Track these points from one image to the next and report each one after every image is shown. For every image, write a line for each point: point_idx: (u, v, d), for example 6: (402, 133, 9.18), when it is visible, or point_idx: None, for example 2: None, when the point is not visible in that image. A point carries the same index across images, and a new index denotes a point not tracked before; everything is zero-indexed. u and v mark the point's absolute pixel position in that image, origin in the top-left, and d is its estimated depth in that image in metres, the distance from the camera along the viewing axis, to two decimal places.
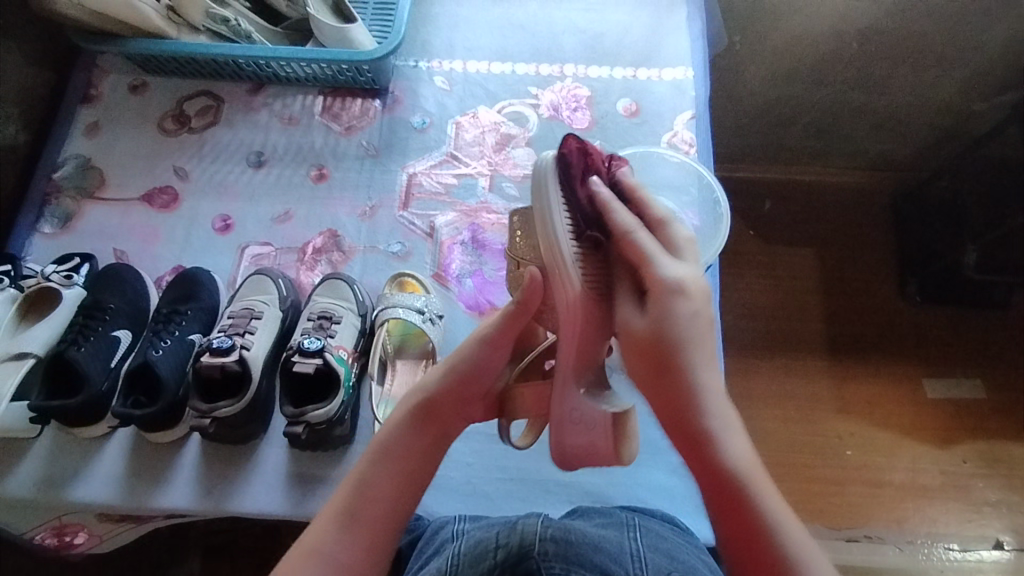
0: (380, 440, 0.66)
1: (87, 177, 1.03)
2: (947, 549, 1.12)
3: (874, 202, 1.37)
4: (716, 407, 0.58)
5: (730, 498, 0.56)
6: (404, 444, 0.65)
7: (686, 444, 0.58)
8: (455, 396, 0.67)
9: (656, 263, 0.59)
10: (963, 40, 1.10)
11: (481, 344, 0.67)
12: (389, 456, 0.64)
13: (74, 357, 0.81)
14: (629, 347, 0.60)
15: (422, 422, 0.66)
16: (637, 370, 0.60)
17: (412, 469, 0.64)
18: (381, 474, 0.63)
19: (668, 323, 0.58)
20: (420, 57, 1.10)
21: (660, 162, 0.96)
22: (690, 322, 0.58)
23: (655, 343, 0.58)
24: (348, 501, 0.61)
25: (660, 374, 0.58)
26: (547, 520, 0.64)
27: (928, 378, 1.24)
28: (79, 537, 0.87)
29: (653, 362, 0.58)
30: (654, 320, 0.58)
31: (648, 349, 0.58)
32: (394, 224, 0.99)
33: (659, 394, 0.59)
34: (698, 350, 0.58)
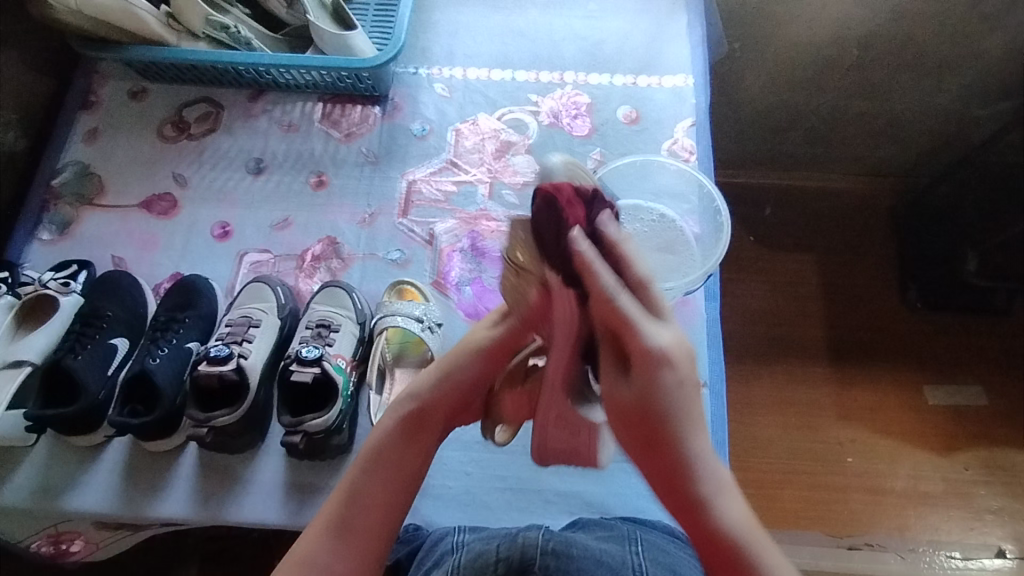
0: (369, 445, 0.65)
1: (87, 184, 1.02)
2: (948, 557, 1.11)
3: (875, 208, 1.36)
4: (706, 473, 0.55)
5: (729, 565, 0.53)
6: (394, 450, 0.64)
7: (682, 513, 0.55)
8: (447, 403, 0.67)
9: (639, 330, 0.55)
10: (964, 47, 1.10)
11: (480, 355, 0.66)
12: (381, 465, 0.63)
13: (71, 366, 0.80)
14: (615, 413, 0.57)
15: (415, 431, 0.65)
16: (624, 436, 0.57)
17: (405, 477, 0.63)
18: (372, 483, 0.62)
19: (649, 384, 0.55)
20: (420, 64, 1.10)
21: (659, 170, 0.97)
22: (673, 390, 0.54)
23: (638, 409, 0.55)
24: (342, 510, 0.60)
25: (647, 444, 0.56)
26: (548, 534, 0.64)
27: (929, 385, 1.23)
28: (75, 545, 0.88)
29: (635, 428, 0.56)
30: (636, 386, 0.55)
31: (630, 416, 0.55)
32: (394, 231, 0.98)
33: (649, 464, 0.57)
34: (682, 419, 0.55)
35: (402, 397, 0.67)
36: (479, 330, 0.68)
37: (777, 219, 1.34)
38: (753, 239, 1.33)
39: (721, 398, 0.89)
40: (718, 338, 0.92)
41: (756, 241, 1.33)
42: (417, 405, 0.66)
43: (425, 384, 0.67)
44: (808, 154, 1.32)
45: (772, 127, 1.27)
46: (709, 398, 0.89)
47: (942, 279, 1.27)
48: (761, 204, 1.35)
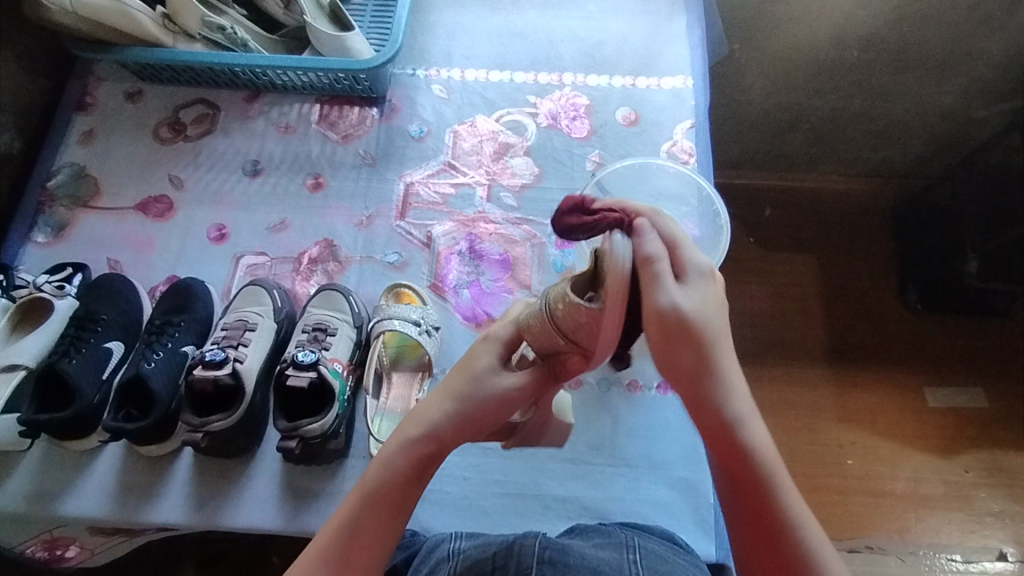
0: (368, 482, 0.61)
1: (82, 185, 1.02)
2: (949, 559, 1.10)
3: (874, 210, 1.35)
4: (736, 396, 0.58)
5: (751, 481, 0.57)
6: (399, 488, 0.61)
7: (709, 430, 0.58)
8: (461, 439, 0.63)
9: (660, 287, 0.55)
10: (964, 49, 1.09)
11: (503, 401, 0.63)
12: (381, 500, 0.60)
13: (66, 369, 0.80)
14: (657, 332, 0.57)
15: (426, 470, 0.62)
16: (659, 351, 0.58)
17: (405, 511, 0.61)
18: (373, 519, 0.59)
19: (701, 307, 0.56)
20: (418, 65, 1.09)
21: (658, 173, 0.96)
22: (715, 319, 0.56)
23: (688, 328, 0.56)
24: (337, 539, 0.59)
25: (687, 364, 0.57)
26: (545, 541, 0.64)
27: (930, 387, 1.23)
28: (71, 550, 0.86)
29: (680, 346, 0.56)
30: (691, 307, 0.56)
31: (678, 334, 0.56)
32: (391, 234, 0.98)
33: (680, 377, 0.58)
34: (720, 340, 0.57)
35: (410, 433, 0.63)
36: (493, 373, 0.63)
37: (776, 220, 1.34)
38: (752, 240, 1.32)
39: None
40: None
41: (755, 242, 1.32)
42: (434, 448, 0.62)
43: (442, 425, 0.62)
44: (807, 155, 1.32)
45: (771, 128, 1.27)
46: None
47: (940, 281, 1.24)
48: (760, 205, 1.35)
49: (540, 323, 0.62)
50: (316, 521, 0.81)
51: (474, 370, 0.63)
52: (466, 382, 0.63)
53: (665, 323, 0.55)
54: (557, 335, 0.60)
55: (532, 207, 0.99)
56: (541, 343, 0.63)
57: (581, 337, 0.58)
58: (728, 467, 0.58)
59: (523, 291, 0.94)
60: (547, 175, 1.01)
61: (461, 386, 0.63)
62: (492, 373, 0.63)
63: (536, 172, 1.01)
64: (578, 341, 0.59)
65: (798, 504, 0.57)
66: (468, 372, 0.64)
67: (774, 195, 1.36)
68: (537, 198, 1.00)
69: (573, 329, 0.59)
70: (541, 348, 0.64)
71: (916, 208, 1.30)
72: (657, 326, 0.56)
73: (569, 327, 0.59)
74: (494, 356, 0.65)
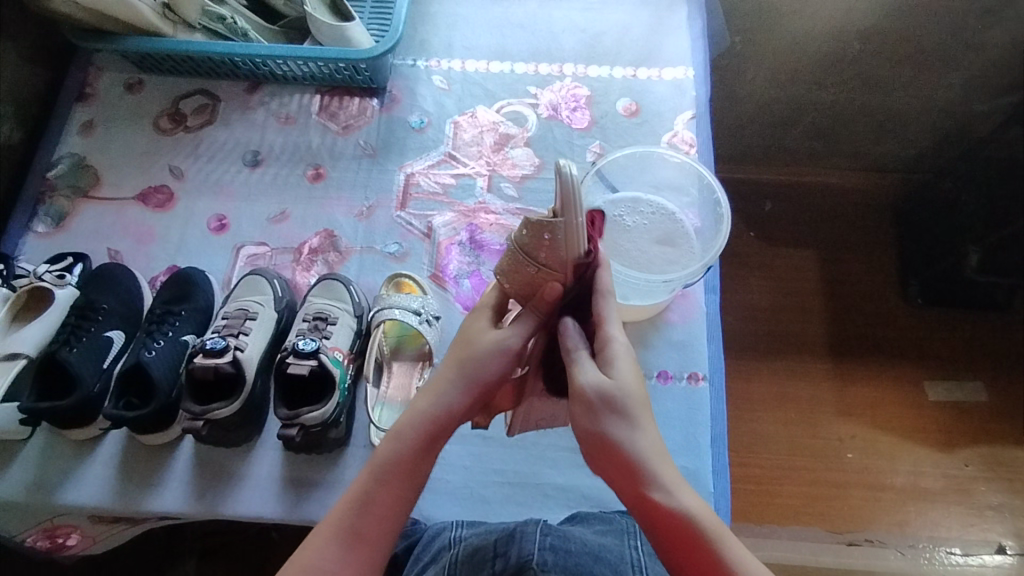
0: (379, 454, 0.62)
1: (82, 176, 1.02)
2: (948, 553, 1.10)
3: (875, 205, 1.35)
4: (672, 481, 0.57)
5: (681, 536, 0.55)
6: (411, 460, 0.62)
7: (636, 503, 0.57)
8: (468, 406, 0.64)
9: (607, 327, 0.62)
10: (964, 43, 1.10)
11: (500, 356, 0.63)
12: (394, 471, 0.61)
13: (67, 358, 0.80)
14: (585, 428, 0.59)
15: (436, 441, 0.63)
16: (586, 440, 0.59)
17: (418, 482, 0.62)
18: (387, 491, 0.61)
19: (625, 387, 0.59)
20: (419, 56, 1.09)
21: (659, 162, 0.95)
22: (632, 381, 0.59)
23: (614, 407, 0.58)
24: (349, 515, 0.60)
25: (617, 456, 0.57)
26: (546, 529, 0.64)
27: (930, 380, 1.23)
28: (71, 539, 0.86)
29: (606, 425, 0.58)
30: (614, 384, 0.58)
31: (602, 417, 0.58)
32: (391, 224, 0.98)
33: (617, 469, 0.58)
34: (643, 419, 0.58)
35: (420, 405, 0.64)
36: (486, 332, 0.65)
37: (778, 215, 1.34)
38: (754, 235, 1.33)
39: (720, 391, 0.89)
40: (717, 330, 0.92)
41: (755, 236, 1.33)
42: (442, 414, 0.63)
43: (448, 391, 0.63)
44: (809, 148, 1.30)
45: (771, 122, 1.26)
46: (709, 391, 0.88)
47: (941, 274, 1.26)
48: (761, 198, 1.34)
49: (511, 262, 0.63)
50: (317, 509, 0.81)
51: (469, 335, 0.65)
52: (465, 348, 0.64)
53: (588, 400, 0.58)
54: (531, 263, 0.61)
55: (532, 198, 0.99)
56: (517, 286, 0.63)
57: (549, 257, 0.60)
58: (665, 536, 0.55)
59: None
60: (547, 165, 1.01)
61: (460, 350, 0.65)
62: (481, 333, 0.65)
63: (536, 163, 1.01)
64: (548, 262, 0.60)
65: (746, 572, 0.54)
66: (466, 337, 0.65)
67: (775, 189, 1.34)
68: (537, 188, 1.00)
69: (540, 251, 0.60)
70: (525, 294, 0.64)
71: (916, 201, 1.29)
72: (581, 409, 0.59)
73: (534, 250, 0.60)
74: (484, 323, 0.66)
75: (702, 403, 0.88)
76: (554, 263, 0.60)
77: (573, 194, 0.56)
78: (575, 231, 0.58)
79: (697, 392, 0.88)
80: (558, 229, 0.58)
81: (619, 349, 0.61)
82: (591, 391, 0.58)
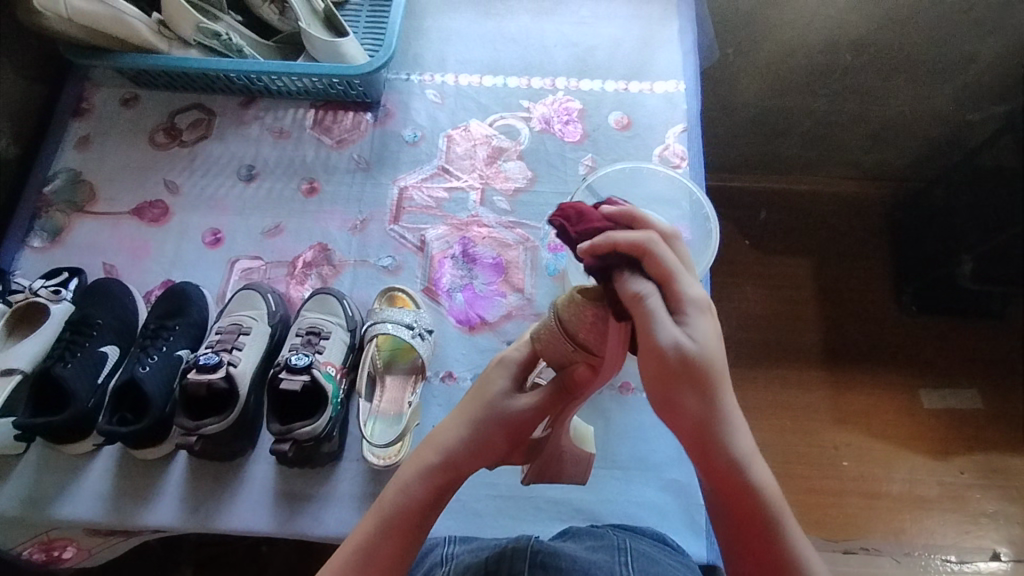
0: (386, 507, 0.63)
1: (78, 190, 1.03)
2: (944, 560, 1.10)
3: (868, 214, 1.36)
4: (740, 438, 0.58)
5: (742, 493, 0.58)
6: (417, 512, 0.63)
7: (709, 462, 0.58)
8: (476, 464, 0.65)
9: (679, 280, 0.56)
10: (955, 55, 1.11)
11: (517, 423, 0.64)
12: (398, 524, 0.62)
13: (61, 374, 0.80)
14: (658, 390, 0.56)
15: (441, 499, 0.64)
16: (657, 393, 0.57)
17: (421, 534, 0.63)
18: (390, 546, 0.61)
19: (709, 352, 0.55)
20: (412, 70, 1.10)
21: (649, 177, 0.96)
22: (713, 341, 0.56)
23: (693, 371, 0.54)
24: (352, 564, 0.60)
25: (690, 420, 0.56)
26: (537, 545, 0.65)
27: (925, 388, 1.23)
28: (68, 551, 0.87)
29: (681, 393, 0.55)
30: (694, 346, 0.54)
31: (681, 384, 0.55)
32: (385, 238, 0.98)
33: (686, 427, 0.57)
34: (720, 378, 0.56)
35: (428, 459, 0.64)
36: (508, 393, 0.65)
37: (771, 223, 1.35)
38: (748, 243, 1.33)
39: None
40: None
41: (750, 244, 1.33)
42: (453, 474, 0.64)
43: (457, 447, 0.64)
44: (801, 157, 1.32)
45: (763, 131, 1.28)
46: None
47: (936, 283, 1.25)
48: (755, 207, 1.36)
49: (550, 331, 0.64)
50: (310, 523, 0.81)
51: (489, 395, 0.65)
52: (482, 406, 0.65)
53: (666, 363, 0.54)
54: (568, 340, 0.62)
55: (524, 211, 1.00)
56: (549, 354, 0.65)
57: (591, 338, 0.61)
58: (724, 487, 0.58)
59: (516, 295, 0.95)
60: (540, 178, 1.02)
61: (478, 404, 0.65)
62: (504, 394, 0.66)
63: (529, 176, 1.02)
64: (586, 343, 0.61)
65: (796, 535, 0.59)
66: (485, 394, 0.66)
67: (771, 197, 1.36)
68: (530, 202, 1.00)
69: (581, 331, 0.61)
70: (557, 362, 0.65)
71: (909, 209, 1.30)
72: (658, 370, 0.55)
73: (578, 330, 0.61)
74: (505, 377, 0.67)
75: None
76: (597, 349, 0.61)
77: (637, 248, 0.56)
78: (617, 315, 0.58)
79: None
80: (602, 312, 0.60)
81: (696, 304, 0.56)
82: (672, 355, 0.54)
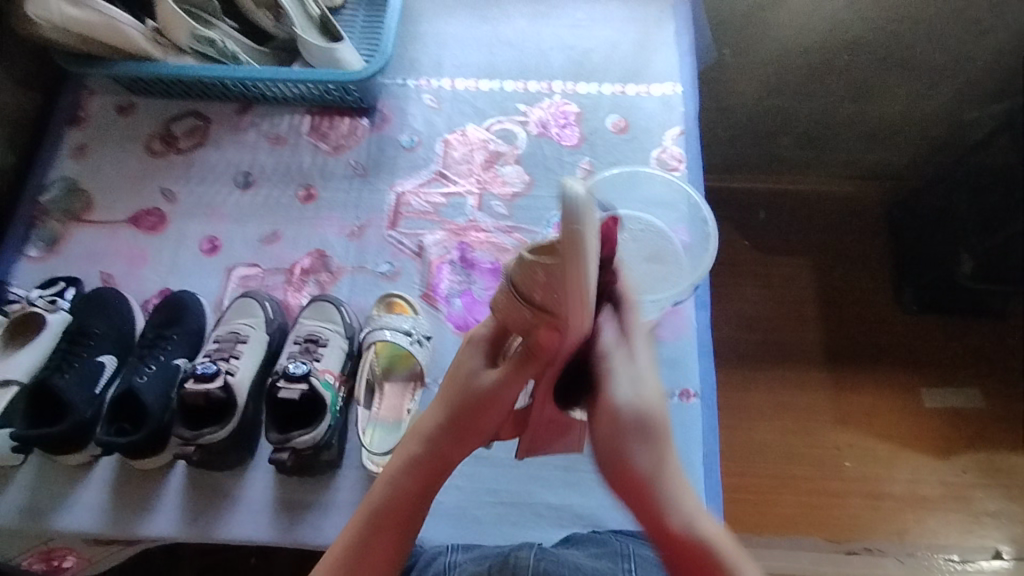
0: (374, 502, 0.65)
1: (75, 199, 1.02)
2: (947, 560, 1.10)
3: (868, 213, 1.35)
4: (684, 499, 0.58)
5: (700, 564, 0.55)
6: (406, 506, 0.64)
7: (663, 531, 0.57)
8: (459, 448, 0.66)
9: (635, 334, 0.66)
10: (953, 53, 1.10)
11: (491, 401, 0.65)
12: (388, 519, 0.63)
13: (58, 384, 0.81)
14: (610, 451, 0.60)
15: (430, 485, 0.65)
16: (611, 455, 0.60)
17: (414, 526, 0.64)
18: (381, 540, 0.63)
19: (654, 407, 0.61)
20: (409, 75, 1.09)
21: (647, 180, 0.97)
22: (660, 402, 0.62)
23: (640, 423, 0.60)
24: (343, 562, 0.62)
25: (640, 476, 0.58)
26: (539, 554, 0.66)
27: (926, 388, 1.23)
28: (68, 560, 0.85)
29: (631, 447, 0.59)
30: (642, 401, 0.61)
31: (628, 434, 0.59)
32: (383, 243, 0.98)
33: (637, 491, 0.59)
34: (667, 444, 0.60)
35: (411, 449, 0.66)
36: (479, 371, 0.67)
37: (771, 224, 1.34)
38: (748, 244, 1.33)
39: (713, 409, 0.88)
40: (708, 346, 0.92)
41: (750, 245, 1.33)
42: (436, 460, 0.65)
43: (435, 432, 0.66)
44: (800, 157, 1.32)
45: (762, 132, 1.28)
46: (700, 409, 0.88)
47: (940, 283, 1.23)
48: (755, 207, 1.35)
49: (509, 299, 0.64)
50: (310, 532, 0.81)
51: (464, 375, 0.67)
52: (456, 387, 0.67)
53: (616, 414, 0.60)
54: (526, 305, 0.61)
55: (522, 215, 0.99)
56: (512, 322, 0.65)
57: (544, 297, 0.58)
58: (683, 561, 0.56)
59: None
60: (538, 182, 1.01)
61: (452, 386, 0.67)
62: (477, 373, 0.67)
63: (527, 180, 1.02)
64: (543, 302, 0.59)
65: None
66: (459, 375, 0.67)
67: (770, 198, 1.36)
68: (527, 206, 1.00)
69: (536, 291, 0.59)
70: (521, 331, 0.64)
71: (907, 207, 1.30)
72: (611, 421, 0.60)
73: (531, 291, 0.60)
74: (479, 357, 0.68)
75: (696, 420, 0.87)
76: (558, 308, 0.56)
77: (579, 216, 0.50)
78: (573, 269, 0.52)
79: (689, 409, 0.88)
80: (556, 271, 0.55)
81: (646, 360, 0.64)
82: (626, 404, 0.60)
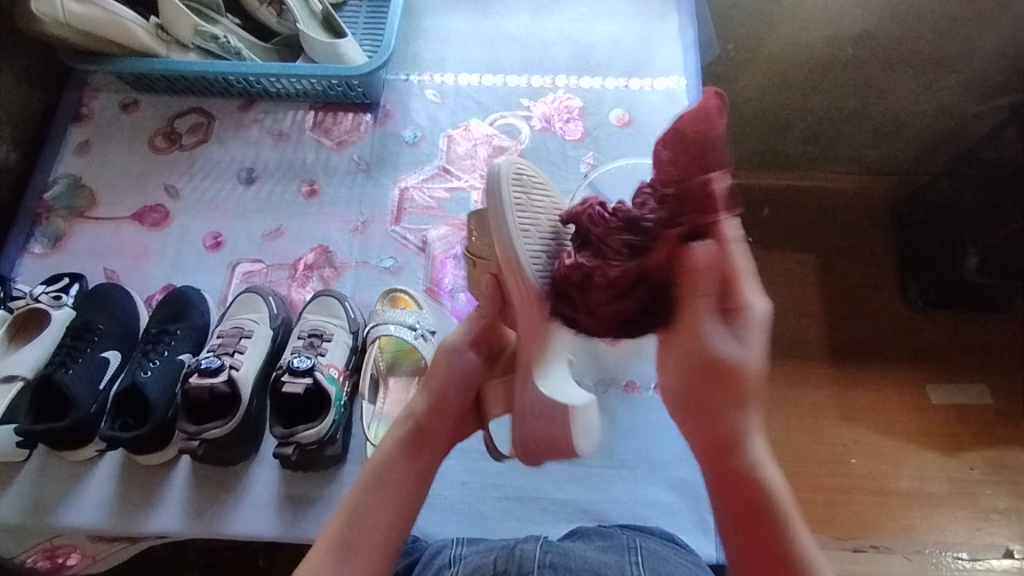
0: (370, 467, 0.67)
1: (78, 196, 1.02)
2: (955, 557, 1.09)
3: (873, 208, 1.35)
4: (754, 444, 0.63)
5: (757, 508, 0.61)
6: (395, 468, 0.66)
7: (728, 459, 0.62)
8: (435, 416, 0.70)
9: (744, 282, 0.65)
10: (958, 47, 1.10)
11: (452, 354, 0.73)
12: (382, 482, 0.65)
13: (62, 380, 0.80)
14: (702, 364, 0.63)
15: (416, 449, 0.68)
16: (699, 377, 0.64)
17: (409, 492, 0.66)
18: (375, 503, 0.64)
19: (751, 352, 0.63)
20: (411, 70, 1.09)
21: (650, 174, 0.98)
22: (760, 346, 0.64)
23: (738, 365, 0.62)
24: (342, 532, 0.62)
25: (726, 410, 0.63)
26: (545, 546, 0.65)
27: (932, 384, 1.22)
28: (71, 558, 0.86)
29: (726, 378, 0.62)
30: (739, 343, 0.63)
31: (721, 369, 0.62)
32: (386, 239, 0.98)
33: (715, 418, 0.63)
34: (756, 391, 0.63)
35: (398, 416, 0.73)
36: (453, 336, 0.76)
37: (775, 219, 1.33)
38: (752, 239, 1.32)
39: None
40: None
41: (755, 241, 1.32)
42: (413, 423, 0.69)
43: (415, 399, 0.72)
44: (804, 152, 1.31)
45: (766, 127, 1.27)
46: None
47: (941, 278, 1.23)
48: (759, 203, 1.34)
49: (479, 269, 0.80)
50: (314, 528, 0.81)
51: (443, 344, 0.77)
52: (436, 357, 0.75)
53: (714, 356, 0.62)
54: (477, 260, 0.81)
55: None
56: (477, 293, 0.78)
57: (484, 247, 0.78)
58: (743, 497, 0.61)
59: None
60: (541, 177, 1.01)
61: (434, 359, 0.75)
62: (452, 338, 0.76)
63: None
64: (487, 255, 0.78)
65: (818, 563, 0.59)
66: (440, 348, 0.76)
67: (773, 194, 1.35)
68: None
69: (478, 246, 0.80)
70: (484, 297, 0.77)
71: (912, 203, 1.29)
72: (703, 353, 0.63)
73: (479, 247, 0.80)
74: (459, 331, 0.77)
75: None
76: (483, 255, 0.80)
77: (495, 183, 0.73)
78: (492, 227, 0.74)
79: None
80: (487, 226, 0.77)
81: (759, 307, 0.65)
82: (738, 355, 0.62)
